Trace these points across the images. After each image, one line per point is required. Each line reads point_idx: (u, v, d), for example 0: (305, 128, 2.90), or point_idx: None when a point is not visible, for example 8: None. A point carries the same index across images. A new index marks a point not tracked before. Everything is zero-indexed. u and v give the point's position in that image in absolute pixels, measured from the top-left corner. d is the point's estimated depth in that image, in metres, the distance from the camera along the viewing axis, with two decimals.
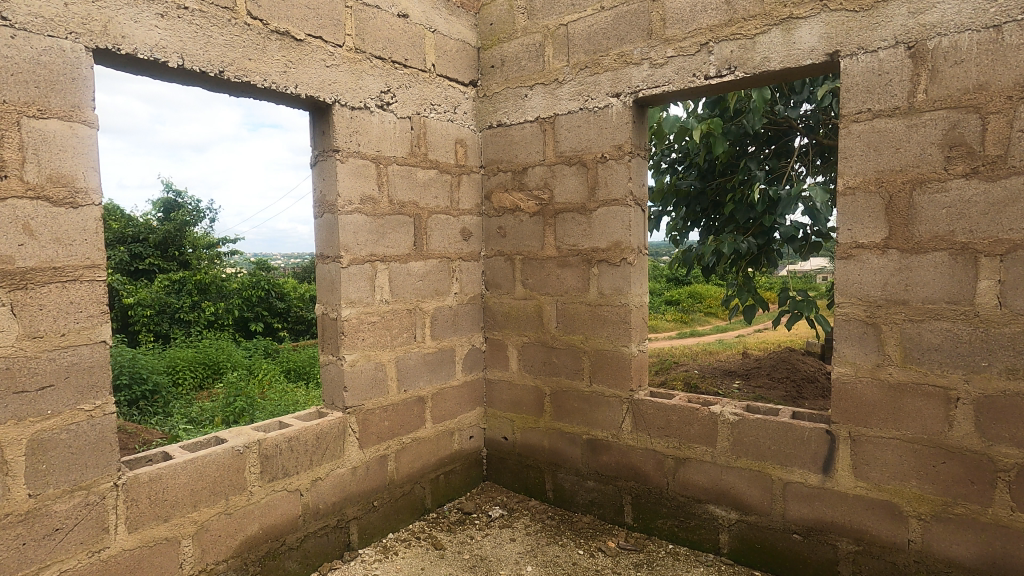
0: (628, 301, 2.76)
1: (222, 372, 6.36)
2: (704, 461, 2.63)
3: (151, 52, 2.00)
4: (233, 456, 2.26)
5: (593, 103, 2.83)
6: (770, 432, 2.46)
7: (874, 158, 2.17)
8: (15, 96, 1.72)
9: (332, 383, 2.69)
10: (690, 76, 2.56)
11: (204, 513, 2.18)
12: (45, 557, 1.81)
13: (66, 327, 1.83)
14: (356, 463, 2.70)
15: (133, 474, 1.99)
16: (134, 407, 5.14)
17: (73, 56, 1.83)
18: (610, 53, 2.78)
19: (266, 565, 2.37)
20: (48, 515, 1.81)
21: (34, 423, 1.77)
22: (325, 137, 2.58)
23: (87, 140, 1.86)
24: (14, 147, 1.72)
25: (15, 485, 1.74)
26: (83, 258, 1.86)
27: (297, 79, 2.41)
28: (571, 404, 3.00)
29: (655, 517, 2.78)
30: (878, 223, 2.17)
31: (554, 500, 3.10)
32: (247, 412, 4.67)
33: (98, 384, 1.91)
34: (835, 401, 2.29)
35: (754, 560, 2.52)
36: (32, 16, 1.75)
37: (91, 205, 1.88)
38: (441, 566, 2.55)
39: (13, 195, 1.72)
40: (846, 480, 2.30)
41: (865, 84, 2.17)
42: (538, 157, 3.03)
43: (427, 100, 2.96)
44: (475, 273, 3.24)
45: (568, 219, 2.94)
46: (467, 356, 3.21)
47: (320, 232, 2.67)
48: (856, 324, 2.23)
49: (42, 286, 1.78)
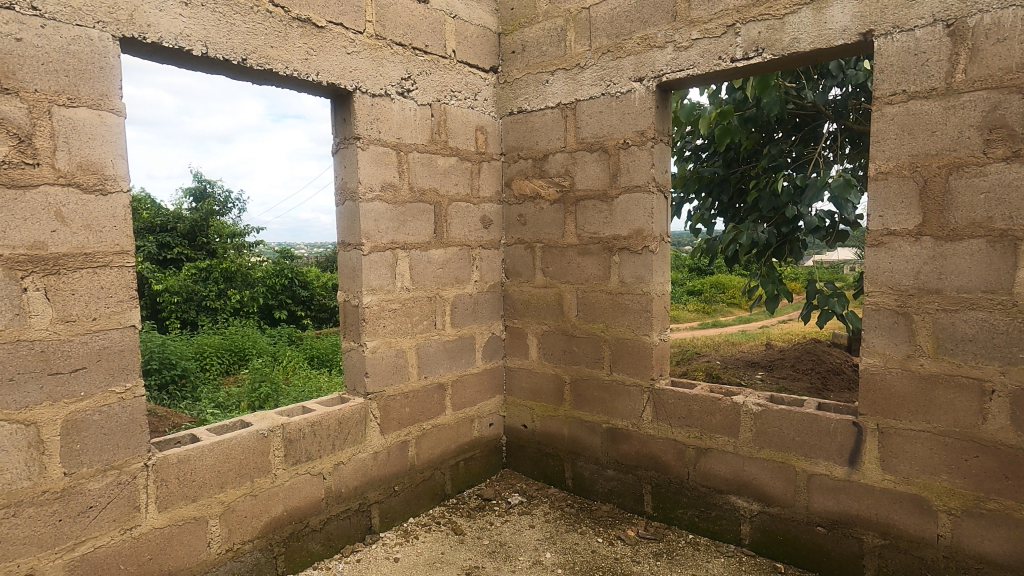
0: (650, 289, 2.73)
1: (248, 358, 6.49)
2: (726, 451, 2.60)
3: (176, 41, 2.02)
4: (258, 439, 2.30)
5: (616, 88, 2.78)
6: (795, 424, 2.41)
7: (908, 142, 2.09)
8: (46, 85, 1.76)
9: (353, 369, 2.72)
10: (716, 59, 2.49)
11: (231, 494, 2.23)
12: (80, 533, 1.87)
13: (97, 312, 1.88)
14: (377, 448, 2.73)
15: (162, 455, 2.05)
16: (163, 391, 5.27)
17: (101, 45, 1.86)
18: (633, 37, 2.72)
19: (291, 546, 2.42)
20: (83, 493, 1.87)
21: (68, 404, 1.83)
22: (347, 124, 2.59)
23: (115, 129, 1.89)
24: (47, 135, 1.76)
25: (51, 464, 1.80)
26: (113, 244, 1.90)
27: (318, 66, 2.41)
28: (591, 392, 2.98)
29: (676, 507, 2.76)
30: (911, 209, 2.10)
31: (573, 488, 3.10)
32: (272, 398, 4.77)
33: (128, 367, 1.96)
34: (863, 392, 2.24)
35: (776, 552, 2.49)
36: (60, 5, 1.77)
37: (120, 192, 1.91)
38: (461, 551, 2.58)
39: (45, 182, 1.76)
40: (874, 473, 2.24)
41: (900, 64, 2.09)
42: (559, 143, 3.00)
43: (447, 87, 2.94)
44: (495, 261, 3.24)
45: (589, 206, 2.91)
46: (487, 344, 3.22)
47: (342, 220, 2.69)
48: (886, 314, 2.17)
49: (74, 272, 1.82)
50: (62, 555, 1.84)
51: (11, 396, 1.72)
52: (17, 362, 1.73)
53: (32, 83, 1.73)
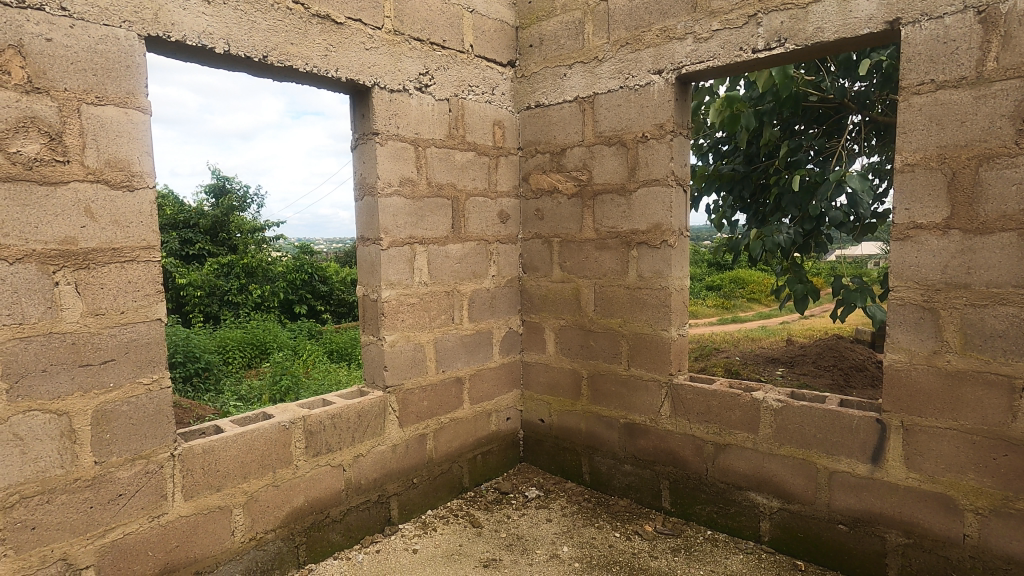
0: (669, 284, 2.70)
1: (269, 352, 6.60)
2: (745, 447, 2.58)
3: (198, 39, 2.05)
4: (280, 431, 2.35)
5: (634, 81, 2.76)
6: (816, 420, 2.38)
7: (936, 133, 2.04)
8: (75, 85, 1.80)
9: (372, 362, 2.75)
10: (737, 49, 2.45)
11: (254, 484, 2.28)
12: (110, 520, 1.93)
13: (125, 305, 1.93)
14: (396, 441, 2.76)
15: (188, 445, 2.10)
16: (188, 383, 5.39)
17: (127, 45, 1.90)
18: (652, 29, 2.70)
19: (312, 535, 2.47)
20: (113, 482, 1.93)
21: (98, 395, 1.88)
22: (365, 120, 2.61)
23: (141, 126, 1.93)
24: (76, 133, 1.81)
25: (82, 453, 1.86)
26: (140, 240, 1.95)
27: (337, 62, 2.43)
28: (608, 387, 2.98)
29: (694, 502, 2.75)
30: (938, 202, 2.05)
31: (590, 483, 3.10)
32: (293, 391, 4.84)
33: (155, 359, 2.00)
34: (887, 389, 2.20)
35: (797, 549, 2.46)
36: (89, 6, 1.81)
37: (147, 188, 1.96)
38: (478, 544, 2.60)
39: (75, 179, 1.80)
40: (898, 471, 2.21)
41: (929, 53, 2.03)
42: (577, 137, 2.99)
43: (465, 82, 2.95)
44: (513, 256, 3.24)
45: (607, 200, 2.89)
46: (504, 339, 3.23)
47: (361, 215, 2.71)
48: (912, 309, 2.13)
49: (103, 266, 1.87)
50: (94, 541, 1.89)
51: (44, 387, 1.78)
52: (49, 354, 1.78)
53: (62, 82, 1.78)
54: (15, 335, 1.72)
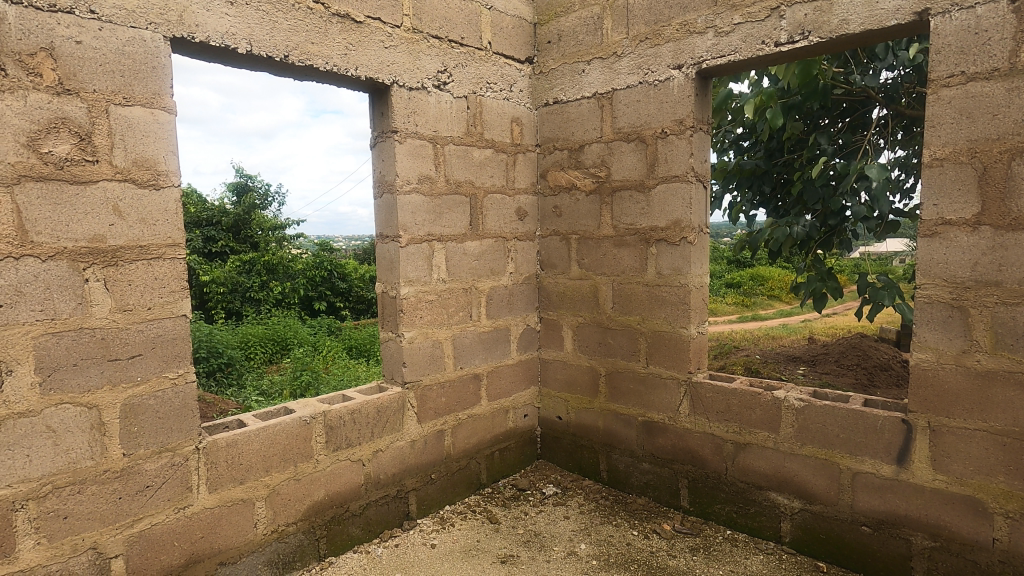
0: (688, 281, 2.68)
1: (289, 348, 6.71)
2: (766, 447, 2.54)
3: (222, 39, 2.08)
4: (301, 425, 2.38)
5: (653, 76, 2.73)
6: (839, 420, 2.34)
7: (966, 126, 1.99)
8: (104, 86, 1.84)
9: (391, 359, 2.77)
10: (759, 43, 2.42)
11: (276, 478, 2.31)
12: (138, 511, 1.98)
13: (152, 302, 1.97)
14: (414, 436, 2.78)
15: (212, 439, 2.14)
16: (211, 378, 5.50)
17: (153, 46, 1.94)
18: (671, 23, 2.67)
19: (332, 529, 2.50)
20: (140, 473, 1.97)
21: (126, 389, 1.93)
22: (384, 118, 2.63)
23: (167, 126, 1.97)
24: (104, 134, 1.85)
25: (112, 445, 1.91)
26: (166, 237, 1.99)
27: (356, 61, 2.45)
28: (626, 385, 2.96)
29: (713, 502, 2.72)
30: (968, 197, 1.99)
31: (608, 481, 3.09)
32: (313, 386, 4.92)
33: (180, 354, 2.05)
34: (913, 389, 2.15)
35: (818, 551, 2.43)
36: (116, 9, 1.86)
37: (172, 187, 2.00)
38: (496, 540, 2.61)
39: (104, 178, 1.85)
40: (924, 472, 2.16)
41: (959, 44, 1.98)
42: (595, 133, 2.97)
43: (483, 79, 2.95)
44: (531, 253, 3.24)
45: (626, 197, 2.87)
46: (522, 336, 3.23)
47: (380, 213, 2.73)
48: (940, 307, 2.08)
49: (130, 263, 1.92)
50: (122, 531, 1.94)
51: (75, 380, 1.83)
52: (79, 348, 1.83)
53: (91, 84, 1.82)
54: (48, 330, 1.77)
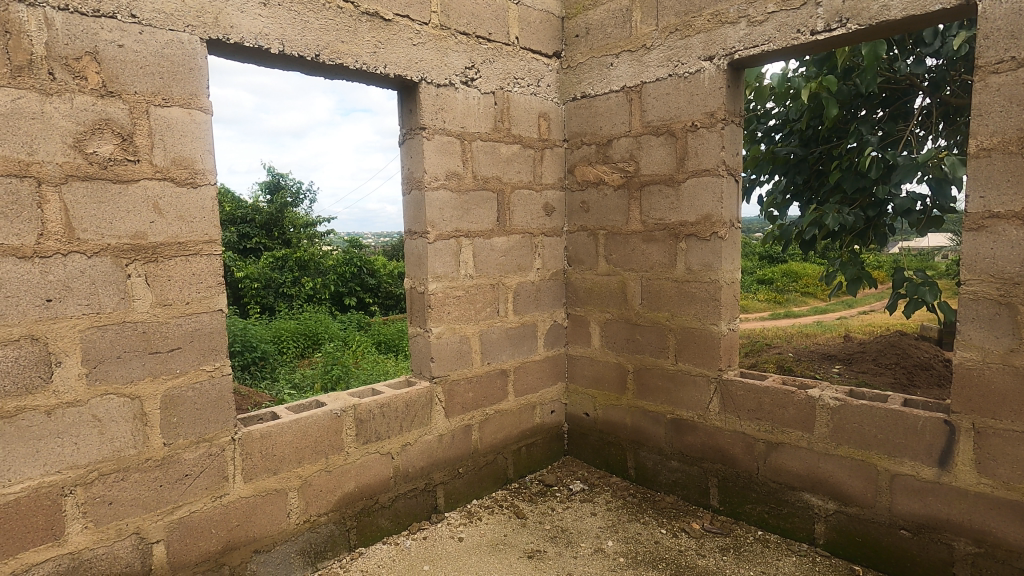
0: (719, 277, 2.63)
1: (321, 342, 6.85)
2: (800, 447, 2.48)
3: (255, 40, 2.13)
4: (332, 418, 2.43)
5: (684, 69, 2.69)
6: (877, 420, 2.27)
7: (1017, 114, 1.89)
8: (144, 87, 1.91)
9: (419, 354, 2.80)
10: (794, 32, 2.35)
11: (308, 469, 2.37)
12: (177, 498, 2.05)
13: (190, 296, 2.03)
14: (442, 431, 2.81)
15: (247, 430, 2.20)
16: (246, 371, 5.65)
17: (190, 48, 1.99)
18: (702, 14, 2.62)
19: (362, 520, 2.55)
20: (180, 462, 2.04)
21: (166, 380, 2.00)
22: (412, 115, 2.65)
23: (204, 126, 2.03)
24: (145, 134, 1.91)
25: (153, 434, 1.98)
26: (203, 234, 2.05)
27: (385, 59, 2.47)
28: (654, 382, 2.93)
29: (743, 502, 2.68)
30: (1019, 189, 1.90)
31: (636, 478, 3.07)
32: (343, 379, 5.01)
33: (216, 348, 2.11)
34: (957, 388, 2.07)
35: (854, 554, 2.36)
36: (156, 12, 1.91)
37: (208, 185, 2.06)
38: (523, 535, 2.62)
39: (144, 177, 1.91)
40: (967, 476, 2.08)
41: (1009, 28, 1.89)
42: (623, 128, 2.94)
43: (510, 74, 2.95)
44: (558, 249, 3.23)
45: (655, 191, 2.83)
46: (549, 332, 3.23)
47: (408, 209, 2.76)
48: (987, 304, 1.99)
49: (170, 260, 1.98)
50: (163, 517, 2.02)
51: (119, 372, 1.90)
52: (123, 341, 1.91)
53: (133, 85, 1.89)
54: (94, 324, 1.85)
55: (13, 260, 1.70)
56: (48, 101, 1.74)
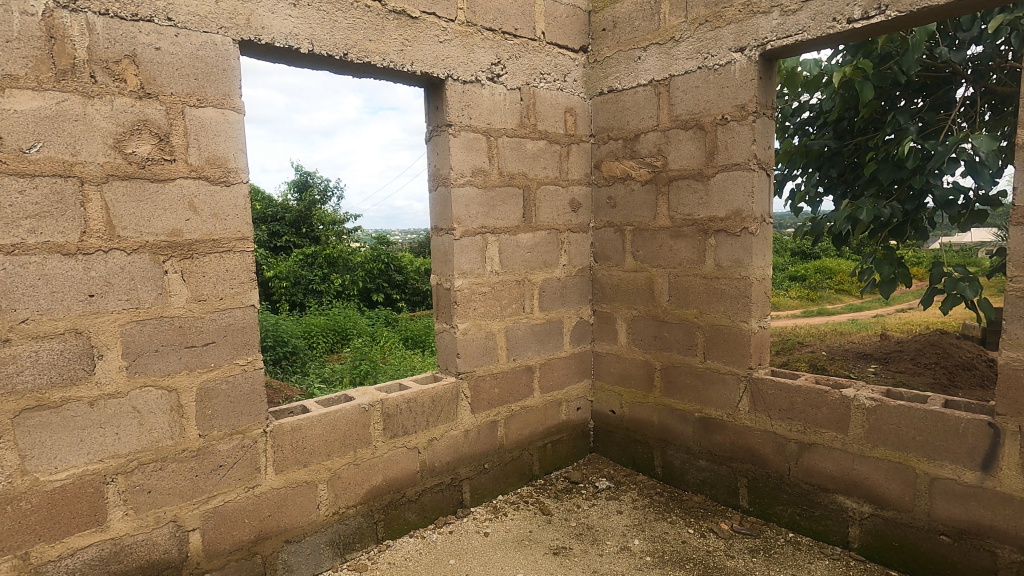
0: (750, 274, 2.58)
1: (349, 338, 6.95)
2: (834, 448, 2.42)
3: (286, 40, 2.17)
4: (361, 412, 2.46)
5: (714, 61, 2.63)
6: (915, 421, 2.19)
7: None
8: (180, 89, 1.96)
9: (445, 349, 2.82)
10: (830, 21, 2.28)
11: (337, 462, 2.41)
12: (212, 488, 2.11)
13: (224, 292, 2.09)
14: (468, 426, 2.83)
15: (278, 423, 2.25)
16: (278, 366, 5.78)
17: (223, 49, 2.04)
18: (733, 4, 2.56)
19: (389, 513, 2.58)
20: (214, 453, 2.10)
21: (201, 373, 2.06)
22: (439, 112, 2.66)
23: (236, 125, 2.08)
24: (181, 134, 1.97)
25: (189, 425, 2.04)
26: (236, 232, 2.10)
27: (412, 56, 2.49)
28: (682, 379, 2.89)
29: (774, 503, 2.62)
30: None
31: (663, 477, 3.04)
32: (371, 374, 5.09)
33: (249, 343, 2.16)
34: (1002, 390, 1.99)
35: (891, 559, 2.29)
36: (190, 15, 1.96)
37: (241, 183, 2.11)
38: (548, 531, 2.62)
39: (180, 176, 1.97)
40: (1013, 481, 1.99)
41: None
42: (651, 122, 2.89)
43: (536, 70, 2.93)
44: (584, 245, 3.21)
45: (684, 186, 2.79)
46: (575, 328, 3.22)
47: (435, 206, 2.77)
48: None
49: (204, 256, 2.04)
50: (199, 506, 2.08)
51: (156, 365, 1.97)
52: (160, 335, 1.97)
53: (169, 87, 1.94)
54: (133, 318, 1.91)
55: (58, 257, 1.77)
56: (90, 104, 1.80)
